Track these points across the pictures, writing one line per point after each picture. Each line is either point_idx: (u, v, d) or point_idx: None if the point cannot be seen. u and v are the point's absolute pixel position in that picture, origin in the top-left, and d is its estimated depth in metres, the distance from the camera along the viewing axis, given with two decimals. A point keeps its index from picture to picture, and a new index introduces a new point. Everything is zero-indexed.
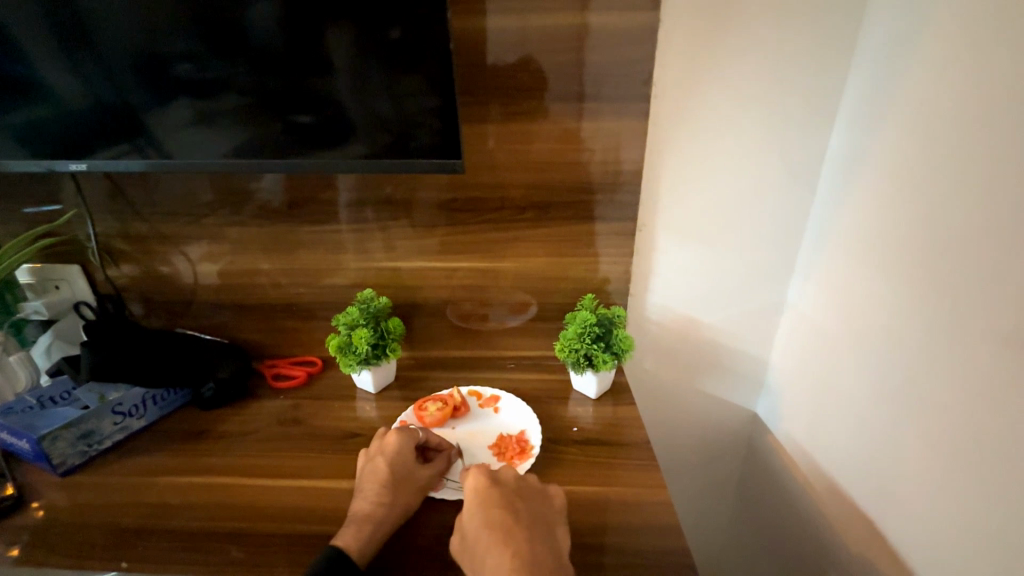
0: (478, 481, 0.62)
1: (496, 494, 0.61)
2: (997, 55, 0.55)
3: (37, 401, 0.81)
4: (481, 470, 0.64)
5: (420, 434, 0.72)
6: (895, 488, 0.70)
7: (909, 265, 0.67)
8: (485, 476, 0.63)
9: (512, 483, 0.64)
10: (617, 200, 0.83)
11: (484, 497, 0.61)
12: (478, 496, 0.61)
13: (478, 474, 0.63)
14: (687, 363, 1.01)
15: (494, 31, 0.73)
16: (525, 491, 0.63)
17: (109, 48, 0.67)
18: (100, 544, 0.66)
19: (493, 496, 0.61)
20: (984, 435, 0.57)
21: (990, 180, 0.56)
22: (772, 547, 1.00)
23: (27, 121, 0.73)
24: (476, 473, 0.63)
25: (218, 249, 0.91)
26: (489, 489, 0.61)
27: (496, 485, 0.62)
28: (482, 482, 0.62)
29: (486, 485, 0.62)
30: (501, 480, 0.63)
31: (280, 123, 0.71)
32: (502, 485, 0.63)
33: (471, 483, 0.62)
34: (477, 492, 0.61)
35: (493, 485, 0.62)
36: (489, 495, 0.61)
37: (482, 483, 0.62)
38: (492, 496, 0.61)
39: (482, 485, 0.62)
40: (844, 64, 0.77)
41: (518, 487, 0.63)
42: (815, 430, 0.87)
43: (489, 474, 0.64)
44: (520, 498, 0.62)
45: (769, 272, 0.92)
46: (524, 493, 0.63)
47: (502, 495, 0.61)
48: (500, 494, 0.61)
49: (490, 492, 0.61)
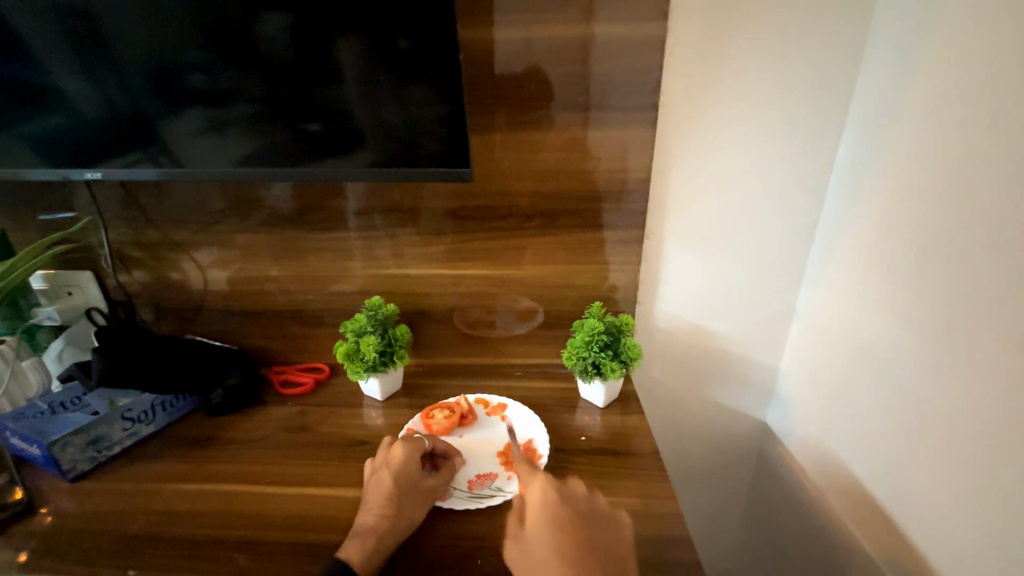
0: (545, 492, 0.61)
1: (561, 513, 0.59)
2: (1008, 59, 0.54)
3: (48, 407, 0.81)
4: (548, 482, 0.62)
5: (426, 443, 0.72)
6: (907, 498, 0.69)
7: (919, 273, 0.67)
8: (553, 491, 0.61)
9: (580, 504, 0.61)
10: (624, 208, 0.83)
11: (551, 513, 0.59)
12: (543, 510, 0.59)
13: (545, 488, 0.61)
14: (696, 371, 1.00)
15: (501, 41, 0.74)
16: (591, 514, 0.60)
17: (123, 57, 0.68)
18: (108, 550, 0.66)
19: (558, 513, 0.59)
20: (997, 449, 0.56)
21: (1000, 189, 0.55)
22: (785, 559, 0.98)
23: (43, 131, 0.74)
24: (542, 485, 0.62)
25: (227, 256, 0.91)
26: (554, 505, 0.60)
27: (562, 501, 0.60)
28: (549, 498, 0.60)
29: (551, 501, 0.60)
30: (568, 497, 0.62)
31: (288, 131, 0.72)
32: (568, 504, 0.61)
33: (537, 494, 0.61)
34: (543, 506, 0.60)
35: (560, 502, 0.60)
36: (553, 510, 0.59)
37: (549, 495, 0.61)
38: (556, 513, 0.59)
39: (548, 500, 0.60)
40: (851, 70, 0.77)
41: (584, 509, 0.61)
42: (827, 441, 0.86)
43: (556, 488, 0.62)
44: (584, 521, 0.59)
45: (777, 280, 0.92)
46: (591, 517, 0.60)
47: (566, 513, 0.59)
48: (567, 514, 0.59)
49: (555, 505, 0.60)
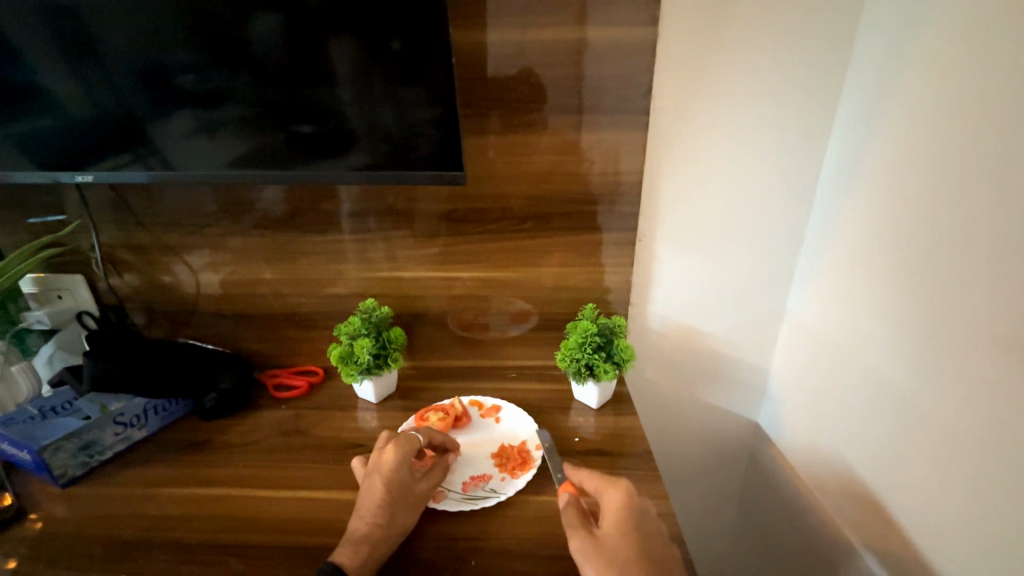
0: (626, 502, 0.60)
1: (636, 525, 0.59)
2: (1001, 62, 0.55)
3: (38, 411, 0.81)
4: (633, 494, 0.61)
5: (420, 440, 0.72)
6: (898, 496, 0.70)
7: (908, 275, 0.68)
8: (633, 504, 0.60)
9: (650, 521, 0.60)
10: (617, 210, 0.84)
11: (627, 522, 0.59)
12: (620, 518, 0.59)
13: (628, 499, 0.60)
14: (688, 372, 1.01)
15: (494, 44, 0.74)
16: (658, 536, 0.59)
17: (113, 59, 0.68)
18: (101, 555, 0.66)
19: (634, 522, 0.59)
20: (988, 448, 0.57)
21: (990, 190, 0.56)
22: (775, 559, 1.00)
23: (32, 133, 0.74)
24: (625, 492, 0.61)
25: (220, 258, 0.91)
26: (630, 517, 0.59)
27: (638, 514, 0.59)
28: (628, 506, 0.60)
29: (629, 509, 0.59)
30: (644, 513, 0.60)
31: (282, 133, 0.71)
32: (643, 513, 0.60)
33: (618, 501, 0.60)
34: (620, 513, 0.59)
35: (637, 512, 0.60)
36: (627, 519, 0.59)
37: (630, 506, 0.60)
38: (628, 524, 0.59)
39: (626, 508, 0.59)
40: (838, 74, 0.78)
41: (652, 529, 0.60)
42: (818, 441, 0.87)
43: (638, 499, 0.61)
44: (650, 538, 0.59)
45: (768, 281, 0.93)
46: (656, 534, 0.59)
47: (638, 528, 0.59)
48: (641, 525, 0.59)
49: (633, 518, 0.59)
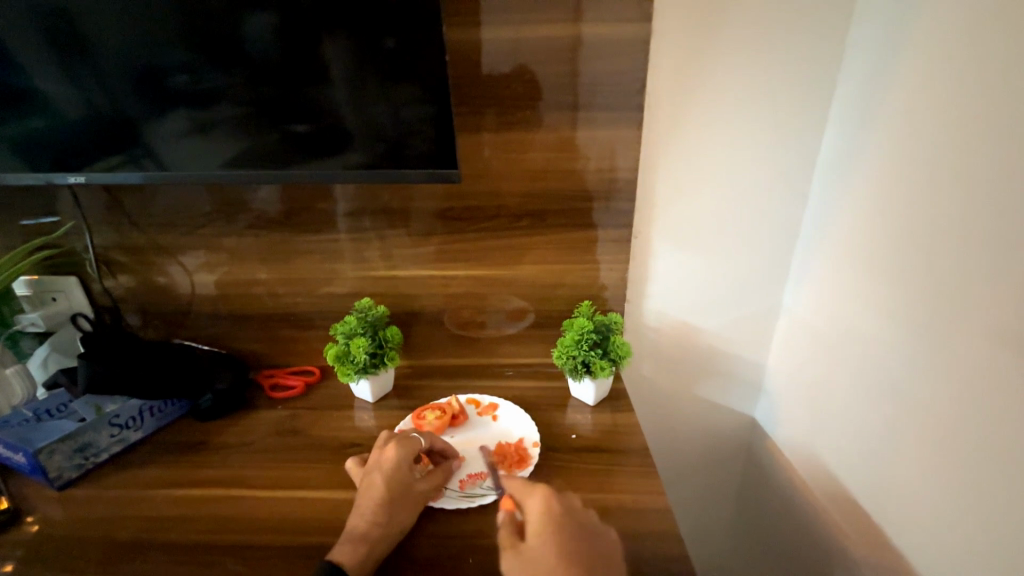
0: (548, 506, 0.60)
1: (564, 525, 0.58)
2: (997, 56, 0.55)
3: (33, 415, 0.80)
4: (552, 494, 0.61)
5: (422, 443, 0.72)
6: (894, 490, 0.71)
7: (904, 269, 0.68)
8: (555, 503, 0.60)
9: (579, 516, 0.61)
10: (613, 207, 0.84)
11: (553, 524, 0.58)
12: (546, 522, 0.58)
13: (549, 499, 0.60)
14: (684, 369, 1.01)
15: (488, 41, 0.74)
16: (591, 527, 0.60)
17: (106, 59, 0.67)
18: (96, 557, 0.65)
19: (559, 524, 0.58)
20: (986, 442, 0.57)
21: (987, 184, 0.56)
22: (773, 555, 1.00)
23: (24, 133, 0.73)
24: (544, 496, 0.61)
25: (215, 259, 0.91)
26: (559, 518, 0.59)
27: (563, 513, 0.60)
28: (551, 509, 0.60)
29: (554, 513, 0.59)
30: (570, 509, 0.61)
31: (277, 132, 0.71)
32: (568, 513, 0.60)
33: (539, 507, 0.60)
34: (545, 518, 0.59)
35: (561, 512, 0.60)
36: (555, 522, 0.58)
37: (552, 508, 0.60)
38: (560, 526, 0.58)
39: (551, 512, 0.59)
40: (831, 70, 0.79)
41: (584, 522, 0.60)
42: (814, 437, 0.87)
43: (559, 499, 0.61)
44: (584, 533, 0.59)
45: (764, 277, 0.93)
46: (588, 529, 0.59)
47: (568, 526, 0.59)
48: (568, 524, 0.59)
49: (557, 520, 0.59)
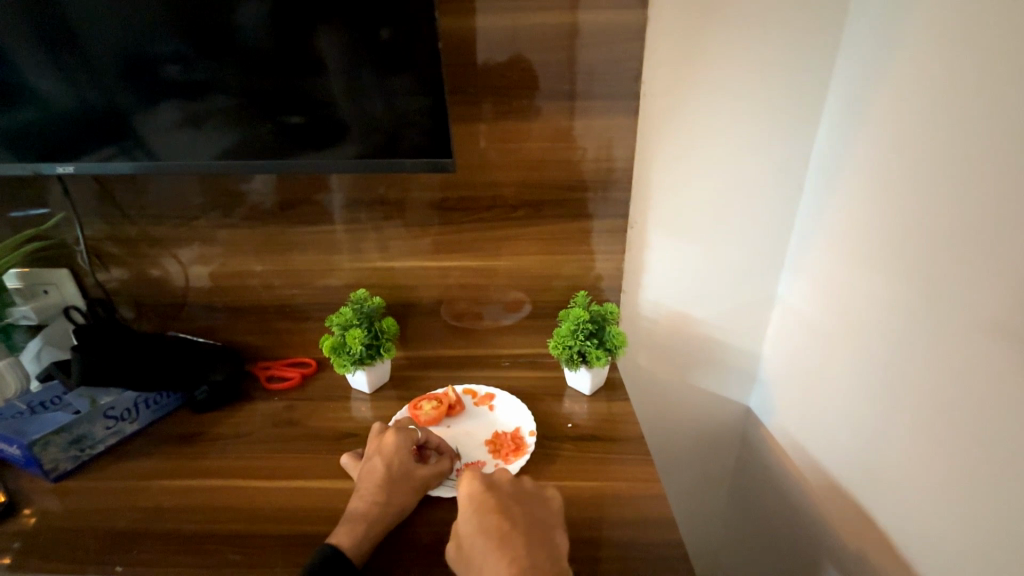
0: (472, 488, 0.61)
1: (494, 500, 0.60)
2: (998, 45, 0.55)
3: (27, 407, 0.79)
4: (475, 475, 0.63)
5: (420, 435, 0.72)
6: (886, 477, 0.72)
7: (900, 259, 0.68)
8: (479, 482, 0.62)
9: (505, 488, 0.63)
10: (609, 197, 0.84)
11: (481, 503, 0.60)
12: (475, 503, 0.60)
13: (474, 478, 0.62)
14: (680, 359, 1.02)
15: (484, 30, 0.73)
16: (519, 493, 0.62)
17: (96, 50, 0.66)
18: (93, 549, 0.65)
19: (488, 501, 0.60)
20: (979, 431, 0.58)
21: (989, 175, 0.56)
22: (766, 543, 1.02)
23: (12, 125, 0.72)
24: (470, 479, 0.62)
25: (209, 251, 0.90)
26: (485, 495, 0.60)
27: (490, 490, 0.61)
28: (478, 489, 0.61)
29: (482, 490, 0.61)
30: (496, 485, 0.62)
31: (271, 123, 0.71)
32: (497, 489, 0.62)
33: (466, 492, 0.61)
34: (473, 498, 0.60)
35: (489, 490, 0.61)
36: (482, 500, 0.60)
37: (476, 489, 0.61)
38: (489, 501, 0.60)
39: (478, 491, 0.60)
40: (828, 60, 0.79)
41: (512, 492, 0.63)
42: (807, 425, 0.88)
43: (483, 477, 0.63)
44: (515, 502, 0.61)
45: (759, 267, 0.94)
46: (522, 497, 0.62)
47: (497, 500, 0.60)
48: (497, 499, 0.60)
49: (484, 499, 0.60)
